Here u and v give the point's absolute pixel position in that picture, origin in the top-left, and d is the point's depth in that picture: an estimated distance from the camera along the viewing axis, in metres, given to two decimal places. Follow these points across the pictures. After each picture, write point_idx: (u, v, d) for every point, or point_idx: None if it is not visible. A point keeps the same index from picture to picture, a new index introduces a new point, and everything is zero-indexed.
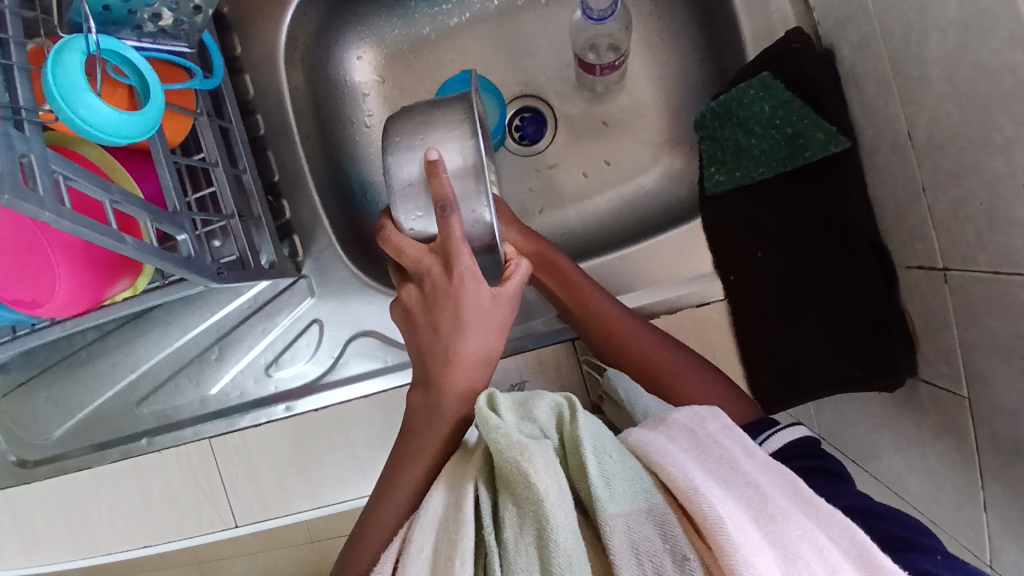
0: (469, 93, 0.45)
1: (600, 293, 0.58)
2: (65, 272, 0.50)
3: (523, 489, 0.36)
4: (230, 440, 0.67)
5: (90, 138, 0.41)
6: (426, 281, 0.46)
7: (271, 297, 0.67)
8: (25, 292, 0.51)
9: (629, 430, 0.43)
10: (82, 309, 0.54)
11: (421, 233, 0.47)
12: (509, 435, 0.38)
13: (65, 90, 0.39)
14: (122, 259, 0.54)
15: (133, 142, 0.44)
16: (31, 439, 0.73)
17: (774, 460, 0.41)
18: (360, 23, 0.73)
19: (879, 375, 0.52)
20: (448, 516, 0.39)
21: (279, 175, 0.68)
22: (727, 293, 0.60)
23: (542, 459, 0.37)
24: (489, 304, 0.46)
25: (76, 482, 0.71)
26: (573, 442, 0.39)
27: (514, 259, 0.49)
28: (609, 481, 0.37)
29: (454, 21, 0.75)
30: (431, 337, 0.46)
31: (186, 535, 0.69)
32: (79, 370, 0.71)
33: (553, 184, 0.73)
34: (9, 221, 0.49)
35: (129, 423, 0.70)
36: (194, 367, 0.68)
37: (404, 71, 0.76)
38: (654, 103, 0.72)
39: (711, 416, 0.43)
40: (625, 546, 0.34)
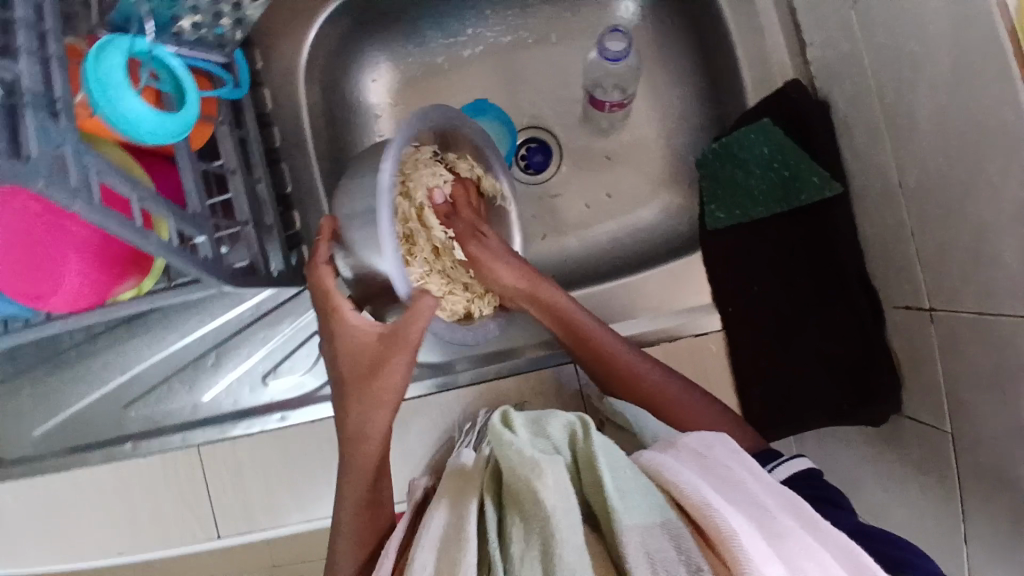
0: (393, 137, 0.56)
1: (587, 319, 0.61)
2: None
3: (532, 504, 0.37)
4: (219, 449, 0.66)
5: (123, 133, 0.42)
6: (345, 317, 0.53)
7: (273, 307, 0.67)
8: (27, 284, 0.50)
9: (640, 451, 0.44)
10: (93, 302, 0.54)
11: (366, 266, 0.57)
12: (522, 452, 0.39)
13: (106, 87, 0.40)
14: (132, 256, 0.54)
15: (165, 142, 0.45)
16: (14, 436, 0.71)
17: (780, 483, 0.42)
18: (377, 48, 0.74)
19: (868, 408, 0.55)
20: (453, 532, 0.39)
21: (291, 186, 0.68)
22: (727, 323, 0.61)
23: (554, 475, 0.38)
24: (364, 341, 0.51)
25: (55, 484, 0.69)
26: (587, 458, 0.40)
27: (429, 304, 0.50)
28: (625, 495, 0.37)
29: (466, 49, 0.77)
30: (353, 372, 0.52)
31: (166, 545, 0.67)
32: (69, 370, 0.70)
33: (556, 212, 0.76)
34: (18, 208, 0.48)
35: (118, 426, 0.69)
36: (188, 372, 0.68)
37: (416, 96, 0.77)
38: (658, 140, 0.74)
39: (718, 441, 0.44)
40: (641, 555, 0.35)
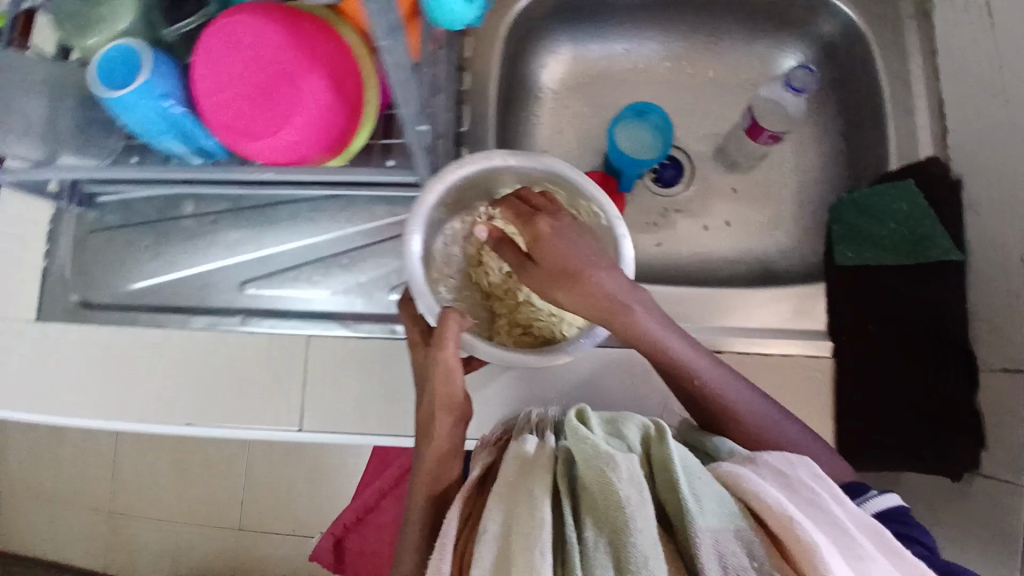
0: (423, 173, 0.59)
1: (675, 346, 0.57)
2: (291, 117, 0.52)
3: (603, 492, 0.41)
4: (329, 342, 0.67)
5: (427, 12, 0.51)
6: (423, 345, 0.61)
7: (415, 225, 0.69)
8: (243, 120, 0.53)
9: (719, 463, 0.48)
10: (290, 161, 0.56)
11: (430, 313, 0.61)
12: (598, 445, 0.44)
13: None
14: (338, 133, 0.55)
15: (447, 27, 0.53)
16: (110, 282, 0.71)
17: (856, 508, 0.44)
18: (565, 36, 0.80)
19: (945, 460, 0.61)
20: (522, 507, 0.42)
21: (466, 126, 0.71)
22: (841, 350, 0.66)
23: (627, 468, 0.42)
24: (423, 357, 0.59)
25: (142, 337, 0.69)
26: (660, 461, 0.44)
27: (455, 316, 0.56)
28: (699, 497, 0.41)
29: (647, 66, 0.82)
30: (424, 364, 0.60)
31: (242, 425, 0.66)
32: (194, 234, 0.71)
33: (676, 226, 0.81)
34: (269, 49, 0.51)
35: (229, 298, 0.70)
36: (317, 266, 0.70)
37: (583, 89, 0.82)
38: (791, 186, 0.79)
39: (801, 464, 0.46)
40: (712, 554, 0.39)
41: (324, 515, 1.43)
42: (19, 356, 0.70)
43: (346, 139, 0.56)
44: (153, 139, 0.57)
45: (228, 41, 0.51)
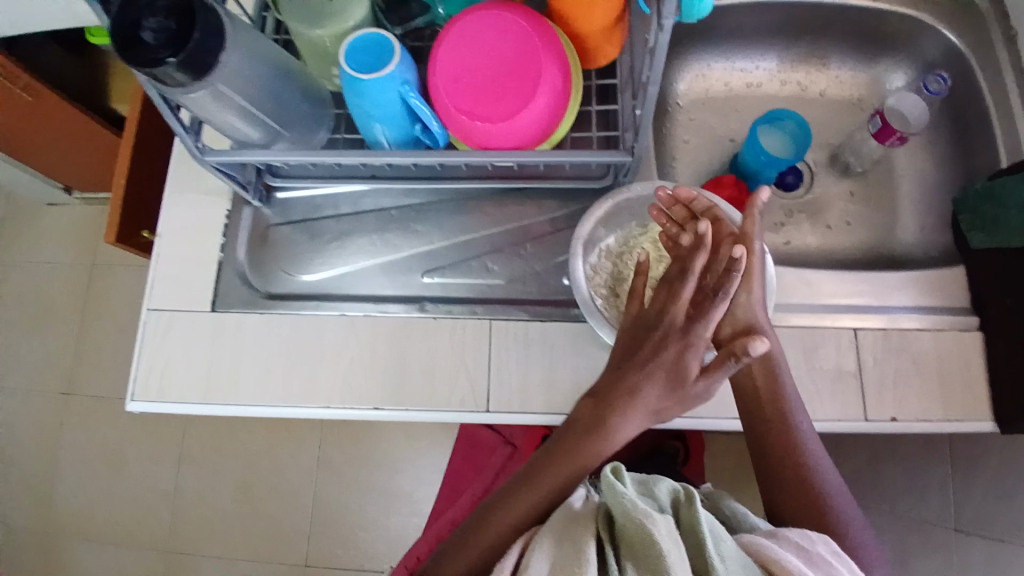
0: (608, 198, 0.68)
1: (792, 392, 0.59)
2: (528, 98, 0.58)
3: (645, 548, 0.42)
4: (509, 325, 0.70)
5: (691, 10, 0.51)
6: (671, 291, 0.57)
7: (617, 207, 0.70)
8: (478, 105, 0.58)
9: (743, 533, 0.48)
10: (506, 147, 0.61)
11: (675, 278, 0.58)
12: (635, 502, 0.45)
13: None
14: (553, 118, 0.61)
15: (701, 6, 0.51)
16: (290, 273, 0.75)
17: None
18: (693, 62, 0.90)
19: None
20: (562, 563, 0.43)
21: None
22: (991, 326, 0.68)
23: (665, 527, 0.43)
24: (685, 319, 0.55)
25: (325, 325, 0.71)
26: (689, 522, 0.45)
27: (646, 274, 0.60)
28: (727, 561, 0.42)
29: (760, 82, 0.91)
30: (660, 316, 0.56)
31: (428, 407, 0.68)
32: (372, 229, 0.76)
33: (802, 225, 0.87)
34: (511, 39, 0.58)
35: (407, 288, 0.73)
36: (498, 254, 0.74)
37: (707, 106, 0.91)
38: (903, 189, 0.87)
39: (821, 540, 0.46)
40: None
41: (401, 546, 1.39)
42: (194, 348, 0.72)
43: (556, 124, 0.61)
44: (366, 124, 0.62)
45: (467, 36, 0.58)
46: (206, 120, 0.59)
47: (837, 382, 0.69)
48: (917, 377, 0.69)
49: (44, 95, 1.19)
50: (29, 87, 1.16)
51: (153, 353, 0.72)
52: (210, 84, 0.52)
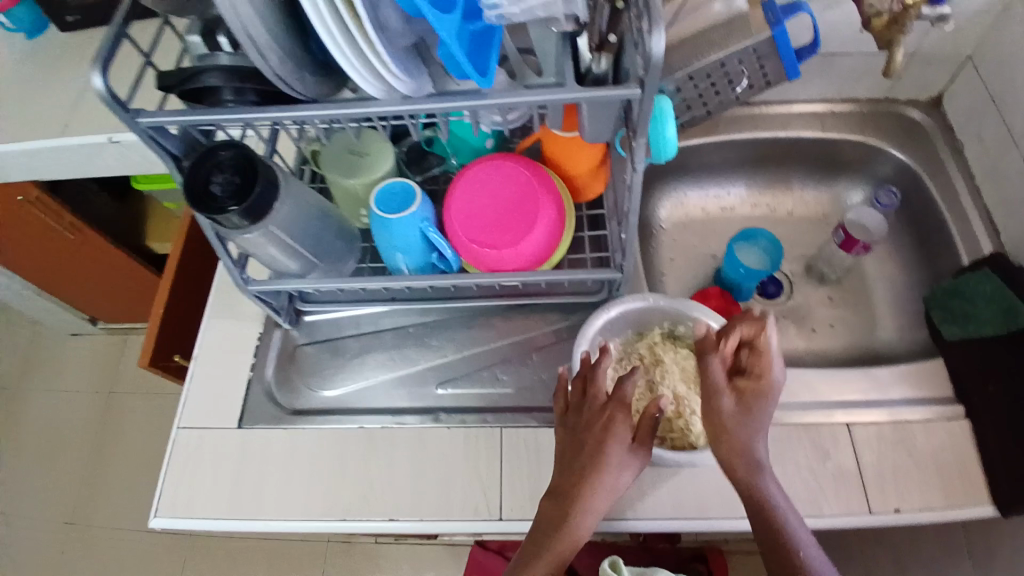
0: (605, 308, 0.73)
1: (767, 471, 0.62)
2: (528, 228, 0.67)
3: None
4: (517, 431, 0.74)
5: (658, 154, 0.61)
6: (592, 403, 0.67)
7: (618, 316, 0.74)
8: (485, 235, 0.68)
9: None
10: (511, 268, 0.69)
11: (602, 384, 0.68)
12: None
13: (662, 111, 0.59)
14: (552, 243, 0.70)
15: (664, 151, 0.61)
16: (313, 389, 0.80)
17: None
18: (672, 191, 1.02)
19: None
20: None
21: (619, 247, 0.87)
22: (978, 414, 0.72)
23: None
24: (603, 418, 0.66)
25: (346, 440, 0.75)
26: None
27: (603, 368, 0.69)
28: None
29: (734, 206, 1.03)
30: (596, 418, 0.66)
31: (442, 518, 0.70)
32: (390, 347, 0.82)
33: (787, 329, 0.94)
34: (513, 180, 0.69)
35: (423, 400, 0.78)
36: (506, 365, 0.80)
37: (688, 227, 1.02)
38: (877, 291, 0.95)
39: None
40: None
41: None
42: (221, 464, 0.75)
43: (555, 247, 0.70)
44: (390, 255, 0.71)
45: (478, 180, 0.69)
46: (254, 255, 0.68)
47: (839, 476, 0.71)
48: (916, 467, 0.71)
49: (85, 233, 1.37)
50: (72, 225, 1.33)
51: (180, 470, 0.75)
52: (264, 226, 0.61)
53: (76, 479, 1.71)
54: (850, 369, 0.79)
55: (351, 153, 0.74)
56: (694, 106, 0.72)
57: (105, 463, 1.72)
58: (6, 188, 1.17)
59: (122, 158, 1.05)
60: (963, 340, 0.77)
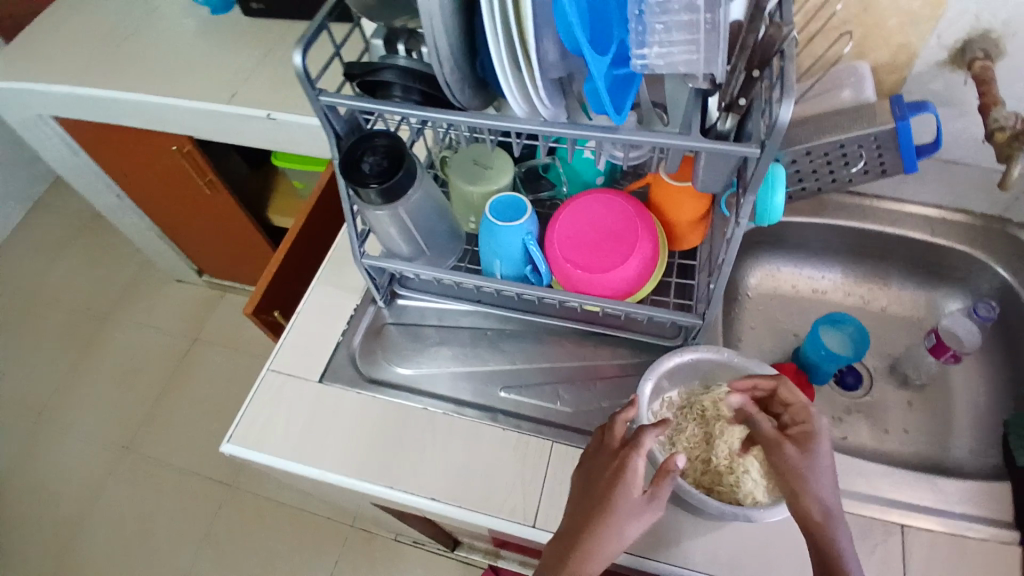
0: (676, 353, 0.73)
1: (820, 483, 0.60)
2: (623, 260, 0.72)
3: None
4: (567, 449, 0.78)
5: (762, 218, 0.65)
6: (608, 447, 0.65)
7: (688, 364, 0.75)
8: (581, 258, 0.73)
9: None
10: (597, 293, 0.74)
11: (620, 433, 0.66)
12: None
13: (774, 179, 0.63)
14: (641, 279, 0.74)
15: (769, 216, 0.65)
16: (389, 364, 0.87)
17: None
18: (764, 261, 1.04)
19: None
20: None
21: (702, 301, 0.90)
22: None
23: None
24: (612, 470, 0.62)
25: (410, 416, 0.82)
26: None
27: (624, 419, 0.66)
28: None
29: (825, 290, 1.03)
30: (608, 463, 0.63)
31: (480, 509, 0.74)
32: (466, 343, 0.88)
33: (855, 422, 0.92)
34: (618, 215, 0.74)
35: (485, 399, 0.83)
36: (570, 386, 0.84)
37: (773, 300, 1.03)
38: (960, 406, 0.91)
39: None
40: None
41: None
42: (295, 409, 0.83)
43: (642, 284, 0.75)
44: (489, 259, 0.78)
45: (584, 208, 0.75)
46: (373, 231, 0.77)
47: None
48: None
49: (220, 192, 1.53)
50: (212, 183, 1.50)
51: (260, 406, 0.84)
52: (394, 207, 0.70)
53: (149, 409, 1.87)
54: (914, 474, 0.77)
55: (477, 163, 0.82)
56: (805, 180, 0.74)
57: (177, 399, 1.87)
58: (165, 137, 1.37)
59: (274, 133, 1.20)
60: None
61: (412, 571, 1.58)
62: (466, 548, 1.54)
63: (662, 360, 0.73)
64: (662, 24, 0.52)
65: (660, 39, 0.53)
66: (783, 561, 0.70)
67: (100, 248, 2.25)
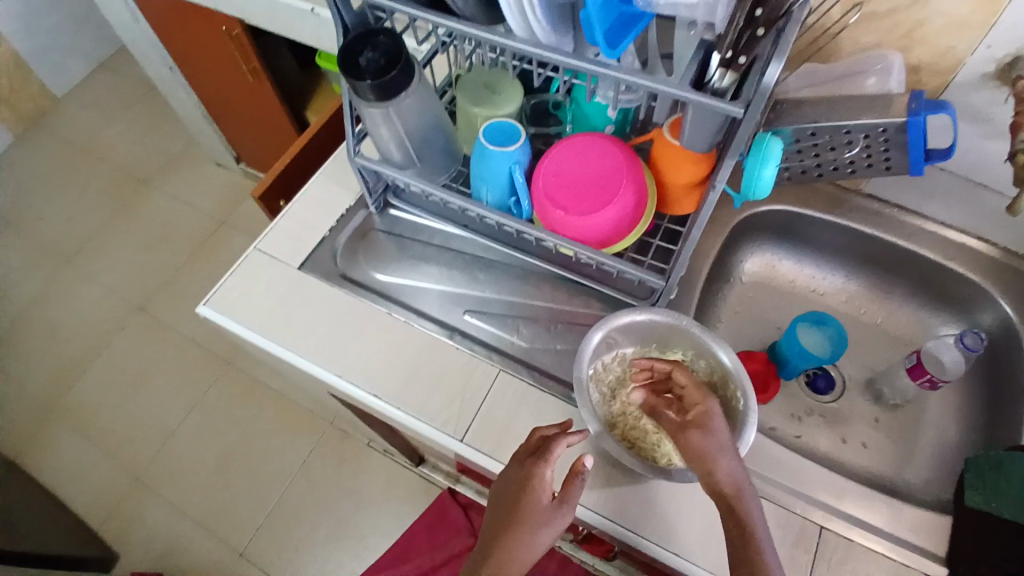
0: (632, 311, 0.72)
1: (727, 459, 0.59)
2: (602, 207, 0.71)
3: None
4: (513, 382, 0.79)
5: (748, 191, 0.63)
6: (521, 455, 0.66)
7: (642, 324, 0.74)
8: (563, 198, 0.73)
9: None
10: (571, 235, 0.74)
11: (535, 441, 0.67)
12: None
13: (765, 151, 0.61)
14: (618, 230, 0.73)
15: (757, 190, 0.63)
16: (368, 267, 0.90)
17: None
18: (767, 249, 1.01)
19: None
20: None
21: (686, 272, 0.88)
22: None
23: None
24: (522, 477, 0.63)
25: (373, 317, 0.84)
26: None
27: (540, 433, 0.68)
28: None
29: (823, 291, 1.00)
30: (518, 471, 0.64)
31: (418, 416, 0.78)
32: (445, 263, 0.90)
33: (813, 425, 0.91)
34: (609, 162, 0.73)
35: (449, 318, 0.85)
36: (533, 324, 0.85)
37: (766, 290, 1.01)
38: (926, 434, 0.89)
39: None
40: None
41: None
42: (270, 288, 0.87)
43: (618, 236, 0.74)
44: (476, 183, 0.78)
45: (578, 148, 0.74)
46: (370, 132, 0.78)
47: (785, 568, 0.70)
48: None
49: (262, 82, 1.55)
50: (253, 71, 1.52)
51: (240, 278, 0.88)
52: (387, 107, 0.70)
53: (169, 276, 1.97)
54: (850, 483, 0.77)
55: (486, 85, 0.81)
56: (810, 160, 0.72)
57: (197, 272, 1.98)
58: (215, 16, 1.38)
59: (315, 29, 1.20)
60: (977, 509, 0.72)
61: (376, 474, 1.67)
62: (428, 466, 1.61)
63: (617, 314, 0.72)
64: None
65: None
66: (690, 528, 0.71)
67: (153, 115, 2.33)
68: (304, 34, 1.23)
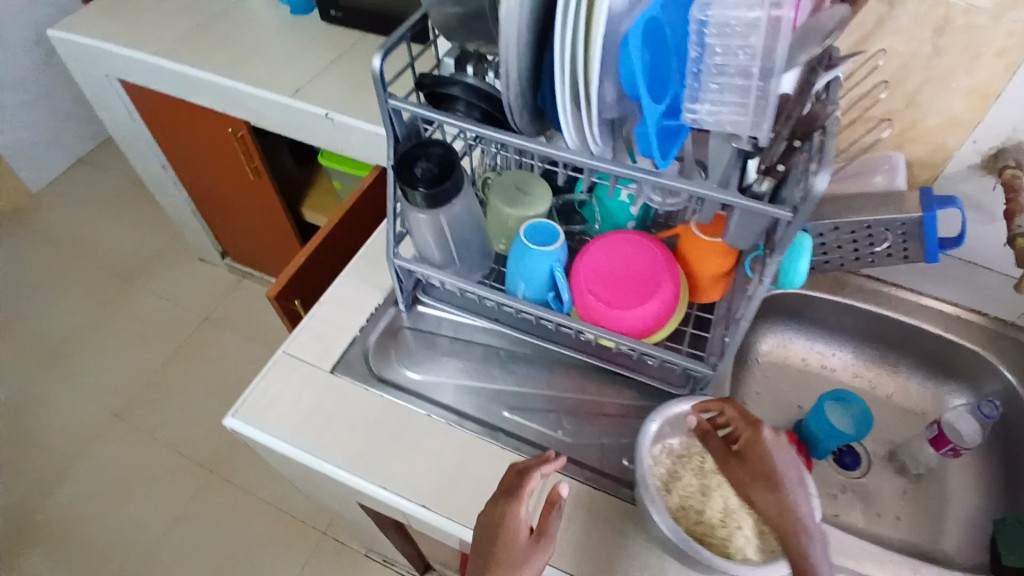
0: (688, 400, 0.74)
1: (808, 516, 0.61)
2: (646, 300, 0.74)
3: None
4: (559, 478, 0.78)
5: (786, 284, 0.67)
6: (499, 490, 0.68)
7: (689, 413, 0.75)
8: (605, 292, 0.76)
9: None
10: (615, 327, 0.76)
11: (512, 475, 0.69)
12: None
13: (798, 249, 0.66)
14: (660, 321, 0.76)
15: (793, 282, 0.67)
16: (400, 367, 0.89)
17: None
18: (778, 330, 1.05)
19: None
20: None
21: None
22: None
23: None
24: (496, 506, 0.65)
25: (411, 419, 0.83)
26: None
27: (518, 468, 0.70)
28: None
29: (835, 368, 1.04)
30: (492, 502, 0.66)
31: (465, 522, 0.75)
32: (477, 359, 0.90)
33: (848, 503, 0.92)
34: (646, 258, 0.77)
35: (488, 416, 0.84)
36: (572, 417, 0.85)
37: (782, 370, 1.04)
38: (953, 505, 0.91)
39: None
40: None
41: None
42: (303, 395, 0.85)
43: (660, 326, 0.76)
44: (515, 279, 0.80)
45: (616, 246, 0.78)
46: (411, 234, 0.80)
47: None
48: None
49: (263, 178, 1.58)
50: (255, 170, 1.55)
51: (270, 386, 0.85)
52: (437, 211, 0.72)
53: (149, 379, 1.88)
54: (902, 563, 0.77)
55: (518, 187, 0.85)
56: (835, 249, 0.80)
57: (178, 373, 1.89)
58: (223, 118, 1.42)
59: (330, 132, 1.25)
60: None
61: None
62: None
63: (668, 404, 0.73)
64: (717, 84, 0.55)
65: (712, 98, 0.55)
66: None
67: (136, 213, 2.31)
68: (314, 135, 1.28)
